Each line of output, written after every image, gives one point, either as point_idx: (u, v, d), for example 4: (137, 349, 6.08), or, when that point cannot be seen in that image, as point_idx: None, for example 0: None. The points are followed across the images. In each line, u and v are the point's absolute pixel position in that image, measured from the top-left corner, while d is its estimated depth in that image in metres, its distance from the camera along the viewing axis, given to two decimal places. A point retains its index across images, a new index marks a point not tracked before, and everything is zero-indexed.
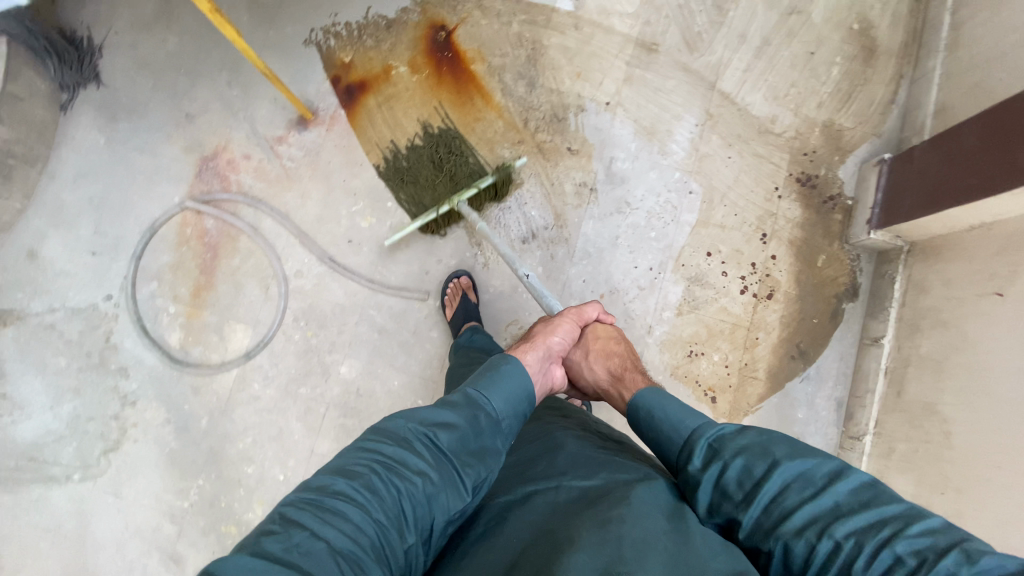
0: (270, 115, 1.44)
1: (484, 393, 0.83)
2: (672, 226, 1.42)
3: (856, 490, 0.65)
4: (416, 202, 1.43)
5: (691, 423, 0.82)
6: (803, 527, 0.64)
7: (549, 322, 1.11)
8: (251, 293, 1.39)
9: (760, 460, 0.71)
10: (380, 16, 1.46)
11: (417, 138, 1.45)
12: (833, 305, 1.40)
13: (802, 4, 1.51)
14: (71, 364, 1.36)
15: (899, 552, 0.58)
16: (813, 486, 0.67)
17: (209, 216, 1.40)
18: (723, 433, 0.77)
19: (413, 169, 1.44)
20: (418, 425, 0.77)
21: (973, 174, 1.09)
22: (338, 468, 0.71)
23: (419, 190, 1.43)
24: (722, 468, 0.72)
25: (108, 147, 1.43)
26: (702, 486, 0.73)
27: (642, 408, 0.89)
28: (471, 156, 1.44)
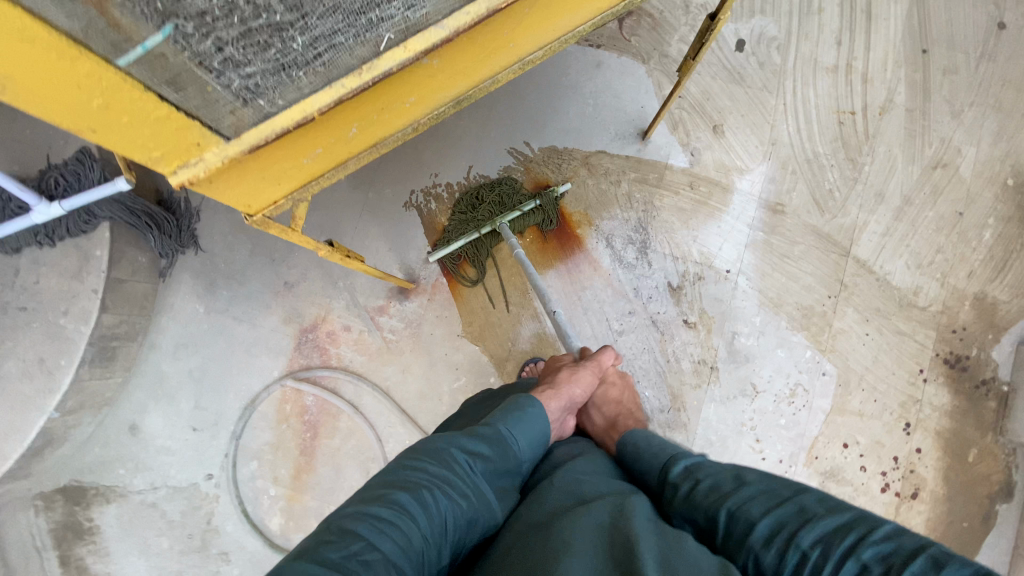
0: (370, 285, 1.38)
1: (515, 431, 0.73)
2: (804, 413, 1.30)
3: (826, 498, 0.57)
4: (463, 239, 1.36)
5: (668, 451, 0.74)
6: (768, 536, 0.54)
7: (573, 369, 0.97)
8: (352, 476, 1.33)
9: (728, 478, 0.63)
10: (482, 176, 1.40)
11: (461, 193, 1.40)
12: (986, 506, 1.26)
13: (948, 156, 1.35)
14: (173, 546, 1.34)
15: (865, 559, 0.49)
16: (781, 496, 0.58)
17: (310, 392, 1.36)
18: (701, 460, 0.69)
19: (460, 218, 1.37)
20: (460, 446, 0.68)
21: None
22: (387, 480, 0.61)
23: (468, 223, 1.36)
24: (691, 490, 0.64)
25: (208, 317, 1.40)
26: (679, 515, 0.64)
27: (630, 441, 0.81)
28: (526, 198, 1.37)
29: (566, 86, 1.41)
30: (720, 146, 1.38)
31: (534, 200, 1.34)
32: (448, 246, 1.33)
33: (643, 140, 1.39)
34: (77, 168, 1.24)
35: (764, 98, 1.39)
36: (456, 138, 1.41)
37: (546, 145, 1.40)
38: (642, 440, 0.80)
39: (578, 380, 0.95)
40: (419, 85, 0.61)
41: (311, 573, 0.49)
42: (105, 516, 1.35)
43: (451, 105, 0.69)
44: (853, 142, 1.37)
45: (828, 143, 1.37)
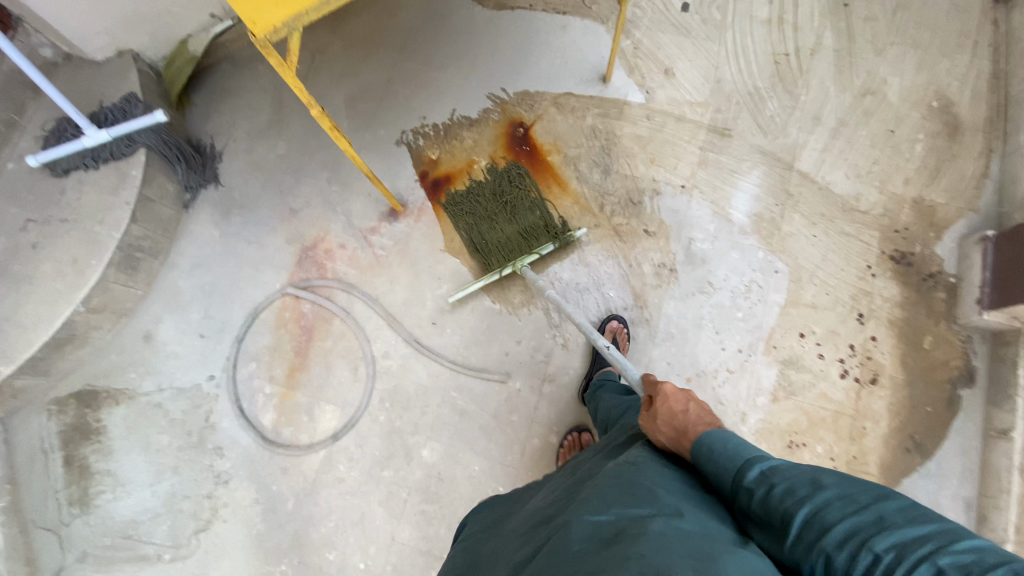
0: (364, 209, 1.56)
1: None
2: (760, 306, 1.38)
3: (906, 507, 0.59)
4: (478, 232, 1.48)
5: (745, 454, 0.71)
6: (841, 539, 0.58)
7: None
8: (341, 375, 1.44)
9: (806, 484, 0.64)
10: (465, 117, 1.61)
11: (483, 175, 1.55)
12: (948, 391, 1.29)
13: (876, 85, 1.52)
14: (172, 443, 1.43)
15: (941, 565, 0.53)
16: (857, 502, 0.60)
17: (307, 301, 1.50)
18: (774, 464, 0.68)
19: (476, 204, 1.50)
20: None
21: None
22: None
23: (477, 221, 1.50)
24: (768, 495, 0.65)
25: (221, 239, 1.58)
26: (757, 517, 0.66)
27: (706, 442, 0.75)
28: (531, 190, 1.50)
29: (537, 44, 1.65)
30: (671, 85, 1.58)
31: (552, 245, 1.42)
32: (468, 289, 1.40)
33: (604, 82, 1.59)
34: (124, 107, 1.49)
35: (708, 46, 1.60)
36: (444, 90, 1.64)
37: (520, 90, 1.61)
38: (718, 443, 0.74)
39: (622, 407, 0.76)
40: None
41: None
42: (113, 417, 1.47)
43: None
44: (788, 77, 1.55)
45: (767, 80, 1.56)
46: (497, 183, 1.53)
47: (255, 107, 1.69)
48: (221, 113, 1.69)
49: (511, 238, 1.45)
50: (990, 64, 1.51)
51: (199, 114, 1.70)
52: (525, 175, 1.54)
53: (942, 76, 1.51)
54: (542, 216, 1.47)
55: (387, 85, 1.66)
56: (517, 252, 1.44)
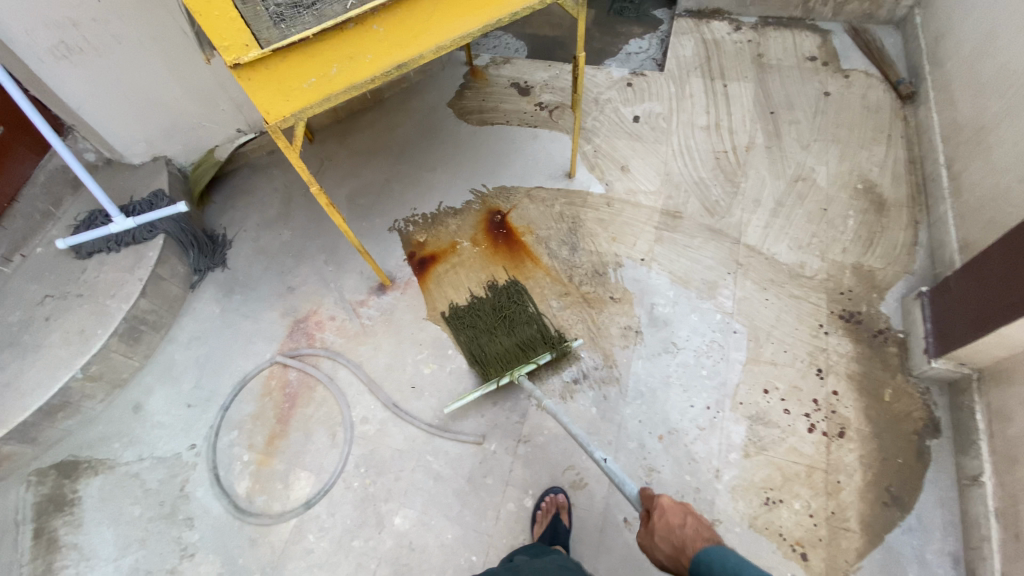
0: (355, 285, 1.71)
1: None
2: (723, 364, 1.45)
3: None
4: (477, 346, 1.54)
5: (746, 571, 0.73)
6: None
7: None
8: (320, 440, 1.46)
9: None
10: (450, 207, 1.83)
11: (483, 292, 1.65)
12: (916, 442, 1.31)
13: (806, 173, 1.75)
14: (143, 514, 1.41)
15: None
16: None
17: (294, 369, 1.58)
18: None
19: (476, 318, 1.59)
20: None
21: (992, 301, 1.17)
22: None
23: (477, 333, 1.57)
24: None
25: (221, 315, 1.71)
26: None
27: (705, 559, 0.79)
28: (529, 304, 1.59)
29: (512, 149, 1.93)
30: (628, 178, 1.81)
31: (548, 355, 1.46)
32: (464, 399, 1.40)
33: (569, 177, 1.83)
34: (152, 200, 1.71)
35: (658, 147, 1.87)
36: (431, 186, 1.89)
37: (497, 185, 1.85)
38: (718, 557, 0.78)
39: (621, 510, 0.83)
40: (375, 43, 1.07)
41: None
42: (89, 488, 1.46)
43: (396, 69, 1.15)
44: (729, 169, 1.79)
45: (710, 171, 1.79)
46: (497, 298, 1.61)
47: (265, 203, 1.92)
48: (236, 209, 1.92)
49: (508, 350, 1.50)
50: (903, 154, 1.75)
51: (216, 210, 1.93)
52: (524, 292, 1.62)
53: (862, 164, 1.74)
54: (539, 329, 1.53)
55: (382, 183, 1.91)
56: (515, 363, 1.47)
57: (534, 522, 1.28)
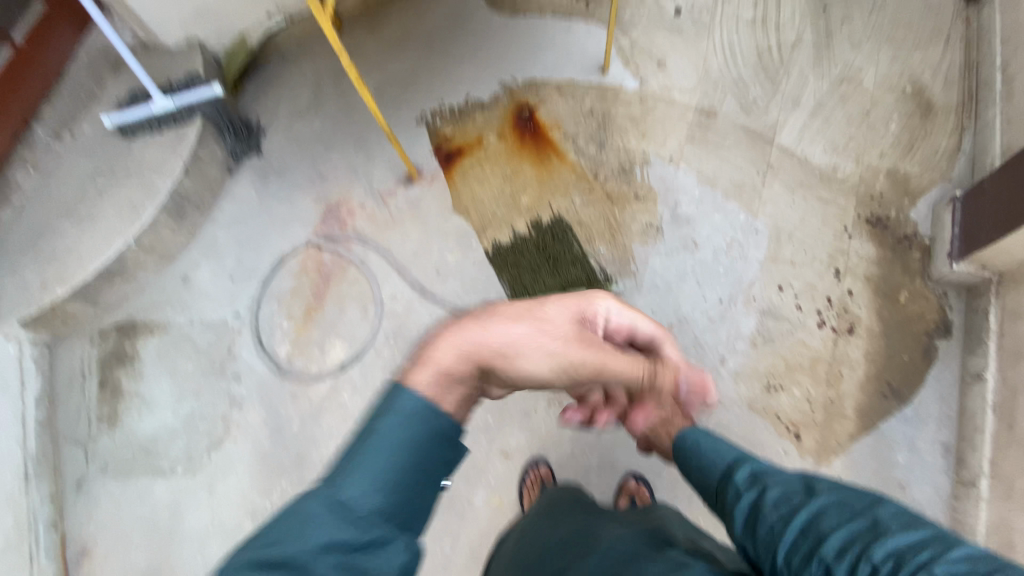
0: (384, 174, 1.76)
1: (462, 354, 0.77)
2: (741, 262, 1.48)
3: (901, 514, 0.68)
4: (520, 283, 1.56)
5: (733, 456, 0.89)
6: (841, 550, 0.66)
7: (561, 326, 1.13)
8: (352, 314, 1.58)
9: (800, 490, 0.75)
10: (478, 100, 1.81)
11: (527, 229, 1.62)
12: (924, 341, 1.34)
13: (852, 73, 1.66)
14: (196, 369, 1.58)
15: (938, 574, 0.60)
16: (853, 509, 0.70)
17: (328, 251, 1.67)
18: (765, 466, 0.83)
19: (520, 257, 1.58)
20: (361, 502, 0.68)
21: (1023, 198, 1.14)
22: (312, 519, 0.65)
23: (521, 272, 1.57)
24: (759, 493, 0.78)
25: (258, 199, 1.79)
26: (743, 511, 0.78)
27: (688, 436, 0.96)
28: (574, 244, 1.57)
29: (545, 42, 1.86)
30: (663, 74, 1.75)
31: (585, 296, 1.48)
32: None
33: (602, 71, 1.78)
34: (189, 83, 1.75)
35: (698, 41, 1.78)
36: (460, 78, 1.86)
37: (527, 78, 1.82)
38: (703, 439, 0.94)
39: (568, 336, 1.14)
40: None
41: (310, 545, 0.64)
42: (148, 345, 1.63)
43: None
44: (770, 67, 1.71)
45: (750, 69, 1.72)
46: (542, 240, 1.59)
47: (297, 92, 1.94)
48: (268, 97, 1.95)
49: (551, 290, 1.53)
50: (962, 54, 1.63)
51: (249, 97, 1.96)
52: (569, 231, 1.59)
53: (916, 65, 1.64)
54: (583, 270, 1.53)
55: (412, 75, 1.89)
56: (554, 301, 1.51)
57: (524, 496, 1.35)
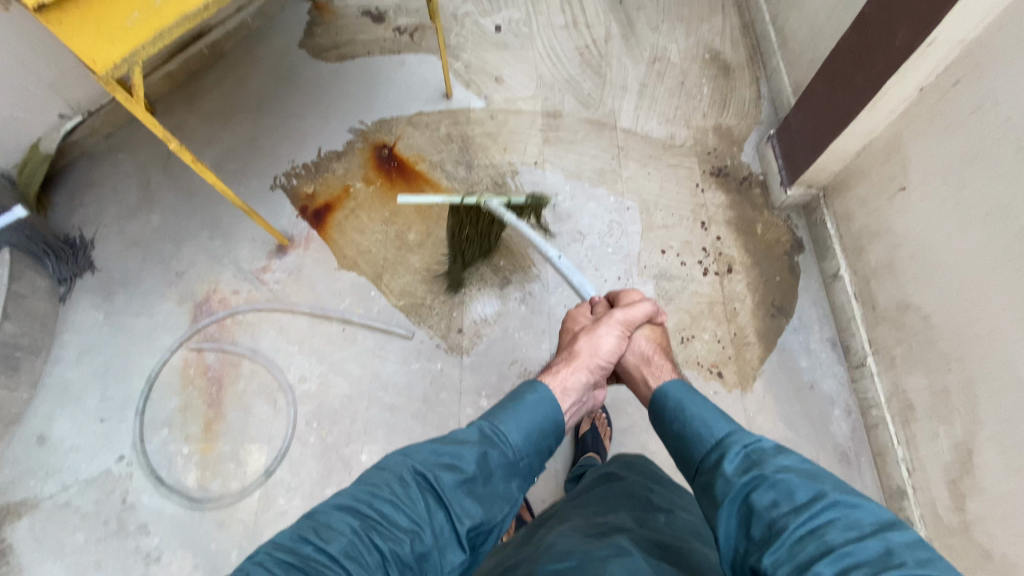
0: (251, 252, 1.62)
1: (497, 429, 0.87)
2: (624, 238, 1.59)
3: (913, 544, 0.60)
4: (428, 316, 1.52)
5: (724, 433, 0.82)
6: (843, 571, 0.59)
7: (595, 334, 1.12)
8: (261, 410, 1.42)
9: (806, 488, 0.68)
10: (332, 151, 1.76)
11: (423, 262, 1.58)
12: (787, 260, 1.54)
13: (660, 53, 1.87)
14: (89, 538, 1.31)
15: None
16: (861, 528, 0.63)
17: (210, 351, 1.49)
18: (762, 449, 0.76)
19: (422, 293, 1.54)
20: (362, 506, 0.75)
21: (820, 125, 1.38)
22: (315, 526, 0.72)
23: (426, 305, 1.53)
24: (752, 477, 0.72)
25: (107, 320, 1.55)
26: (741, 500, 0.72)
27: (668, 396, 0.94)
28: (477, 265, 1.55)
29: (382, 82, 1.87)
30: (503, 88, 1.83)
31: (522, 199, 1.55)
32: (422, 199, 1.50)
33: (447, 97, 1.82)
34: None
35: (524, 52, 1.89)
36: (306, 135, 1.80)
37: (376, 119, 1.80)
38: (693, 413, 0.87)
39: (598, 345, 1.11)
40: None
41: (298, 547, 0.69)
42: (16, 532, 1.32)
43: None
44: (593, 62, 1.87)
45: (577, 67, 1.86)
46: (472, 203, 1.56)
47: (120, 191, 1.72)
48: (86, 205, 1.70)
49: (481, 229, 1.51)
50: (737, 19, 1.92)
51: (61, 211, 1.69)
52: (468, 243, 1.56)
53: (706, 35, 1.89)
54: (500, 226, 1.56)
55: (252, 144, 1.80)
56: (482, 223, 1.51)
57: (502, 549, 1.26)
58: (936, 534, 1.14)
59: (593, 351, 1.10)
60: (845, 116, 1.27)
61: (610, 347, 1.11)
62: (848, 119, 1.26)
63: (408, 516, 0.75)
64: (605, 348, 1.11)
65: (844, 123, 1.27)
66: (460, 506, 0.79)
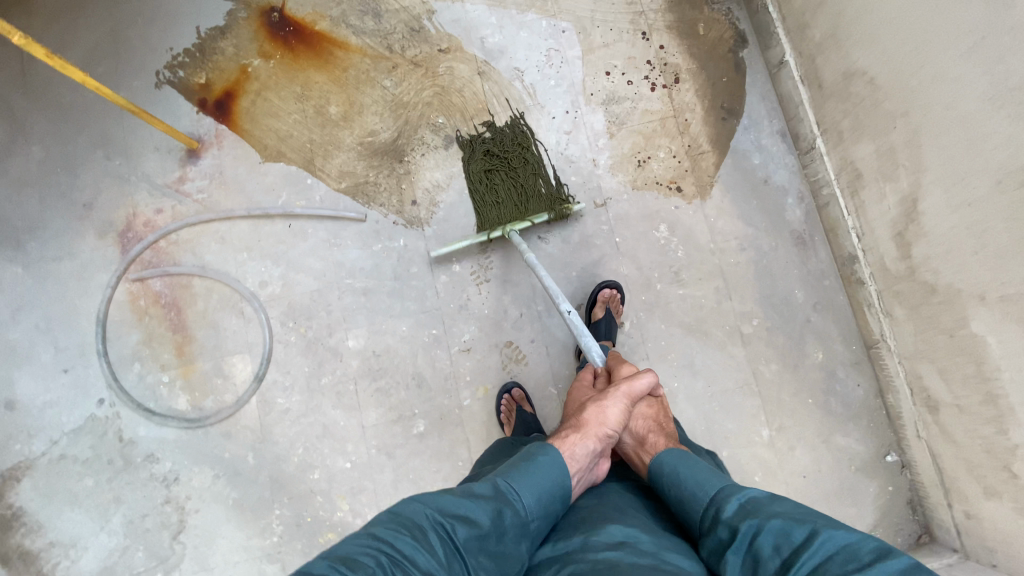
0: (159, 164, 1.44)
1: (514, 486, 0.80)
2: (565, 67, 1.48)
3: (912, 569, 0.58)
4: (377, 194, 1.43)
5: (717, 484, 0.80)
6: None
7: (600, 403, 0.99)
8: (231, 324, 1.37)
9: (799, 525, 0.67)
10: (214, 29, 1.50)
11: (354, 138, 1.45)
12: (733, 58, 1.47)
13: None
14: (99, 480, 1.31)
15: None
16: (859, 560, 0.61)
17: (155, 278, 1.38)
18: (756, 497, 0.74)
19: (364, 171, 1.44)
20: (385, 543, 0.67)
21: None
22: (340, 556, 0.64)
23: (373, 183, 1.43)
24: (748, 525, 0.70)
25: (28, 272, 1.40)
26: (738, 555, 0.69)
27: (666, 467, 0.87)
28: (417, 134, 1.45)
29: None
30: None
31: (543, 216, 1.34)
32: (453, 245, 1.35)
33: None
34: None
35: None
36: (178, 13, 1.51)
37: None
38: (685, 467, 0.85)
39: (605, 414, 0.98)
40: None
41: None
42: (21, 494, 1.30)
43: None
44: None
45: None
46: (493, 142, 1.43)
47: None
48: None
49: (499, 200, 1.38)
50: None
51: None
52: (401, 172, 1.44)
53: None
54: (514, 178, 1.39)
55: (117, 36, 1.51)
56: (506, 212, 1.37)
57: (505, 423, 1.29)
58: (886, 284, 1.25)
59: (600, 420, 0.96)
60: None
61: (617, 418, 0.98)
62: None
63: (428, 563, 0.67)
64: (611, 417, 0.97)
65: None
66: (474, 561, 0.71)
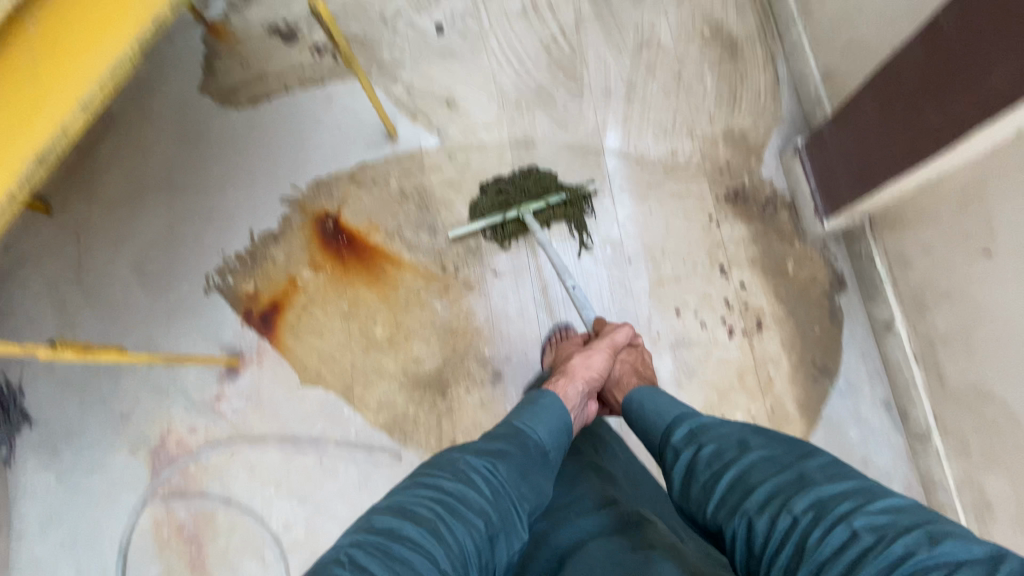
0: (199, 378, 1.39)
1: (530, 424, 0.88)
2: (630, 300, 1.33)
3: (826, 467, 0.67)
4: (415, 431, 1.32)
5: (674, 414, 0.89)
6: (763, 504, 0.66)
7: (585, 353, 1.10)
8: (251, 569, 1.28)
9: (732, 446, 0.75)
10: (268, 233, 1.46)
11: (397, 364, 1.36)
12: (828, 304, 1.28)
13: (647, 35, 1.47)
14: None
15: (856, 527, 0.59)
16: (782, 465, 0.69)
17: (180, 507, 1.32)
18: (705, 422, 0.83)
19: (404, 404, 1.33)
20: (438, 488, 0.75)
21: (887, 146, 1.03)
22: (400, 508, 0.72)
23: (412, 418, 1.33)
24: (694, 447, 0.79)
25: (60, 482, 1.37)
26: (683, 471, 0.78)
27: (637, 404, 0.96)
28: (462, 364, 1.35)
29: (311, 128, 1.52)
30: (459, 115, 1.47)
31: (558, 197, 1.34)
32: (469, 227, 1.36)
33: (392, 139, 1.47)
34: None
35: (477, 60, 1.50)
36: (233, 213, 1.49)
37: (313, 181, 1.48)
38: (646, 404, 0.95)
39: (589, 362, 1.09)
40: (41, 43, 0.69)
41: (389, 530, 0.68)
42: None
43: (61, 137, 0.71)
44: (564, 62, 1.48)
45: (545, 72, 1.48)
46: (507, 184, 1.39)
47: (37, 320, 1.48)
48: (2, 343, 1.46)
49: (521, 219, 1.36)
50: None
51: None
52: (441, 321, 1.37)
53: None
54: (527, 194, 1.37)
55: (172, 233, 1.50)
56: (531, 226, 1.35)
57: None
58: None
59: (586, 366, 1.08)
60: (934, 139, 0.92)
61: (599, 365, 1.09)
62: (938, 145, 0.92)
63: (479, 500, 0.76)
64: (596, 365, 1.09)
65: (932, 150, 0.93)
66: (518, 493, 0.80)
